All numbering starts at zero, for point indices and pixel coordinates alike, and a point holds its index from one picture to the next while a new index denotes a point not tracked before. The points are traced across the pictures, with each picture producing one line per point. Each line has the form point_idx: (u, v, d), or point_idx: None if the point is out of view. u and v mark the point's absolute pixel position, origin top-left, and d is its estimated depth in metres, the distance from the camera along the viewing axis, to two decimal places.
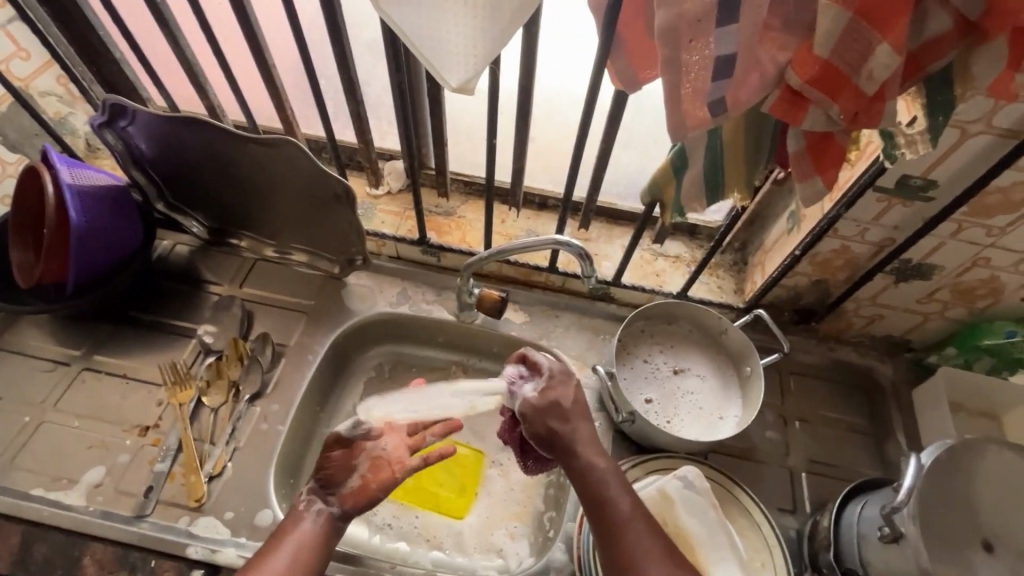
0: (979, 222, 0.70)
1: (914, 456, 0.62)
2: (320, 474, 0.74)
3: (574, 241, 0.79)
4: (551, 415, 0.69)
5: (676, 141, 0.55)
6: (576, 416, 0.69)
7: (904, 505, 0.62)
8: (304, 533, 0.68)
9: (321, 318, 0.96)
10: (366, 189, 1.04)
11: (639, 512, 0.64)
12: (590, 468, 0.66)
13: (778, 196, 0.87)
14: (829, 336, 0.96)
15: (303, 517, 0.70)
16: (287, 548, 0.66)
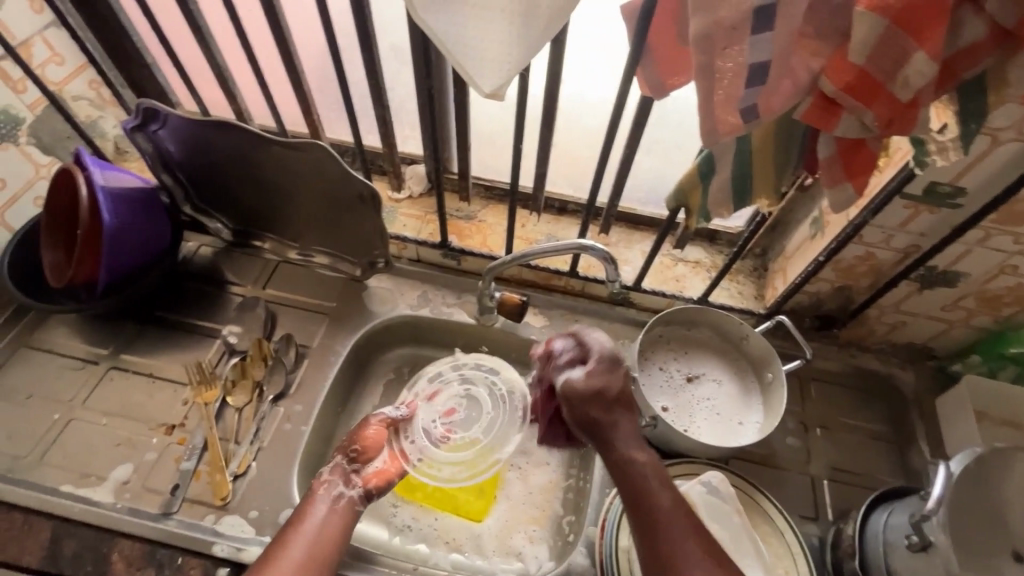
0: (1007, 229, 0.70)
1: (943, 464, 0.61)
2: (353, 450, 0.79)
3: (597, 244, 0.80)
4: (593, 405, 0.70)
5: (707, 147, 0.55)
6: (620, 408, 0.70)
7: (933, 513, 0.61)
8: (323, 519, 0.72)
9: (343, 320, 0.97)
10: (388, 193, 1.05)
11: (679, 509, 0.64)
12: (630, 460, 0.67)
13: (801, 202, 0.87)
14: (851, 343, 0.96)
15: (322, 503, 0.73)
16: (307, 535, 0.69)
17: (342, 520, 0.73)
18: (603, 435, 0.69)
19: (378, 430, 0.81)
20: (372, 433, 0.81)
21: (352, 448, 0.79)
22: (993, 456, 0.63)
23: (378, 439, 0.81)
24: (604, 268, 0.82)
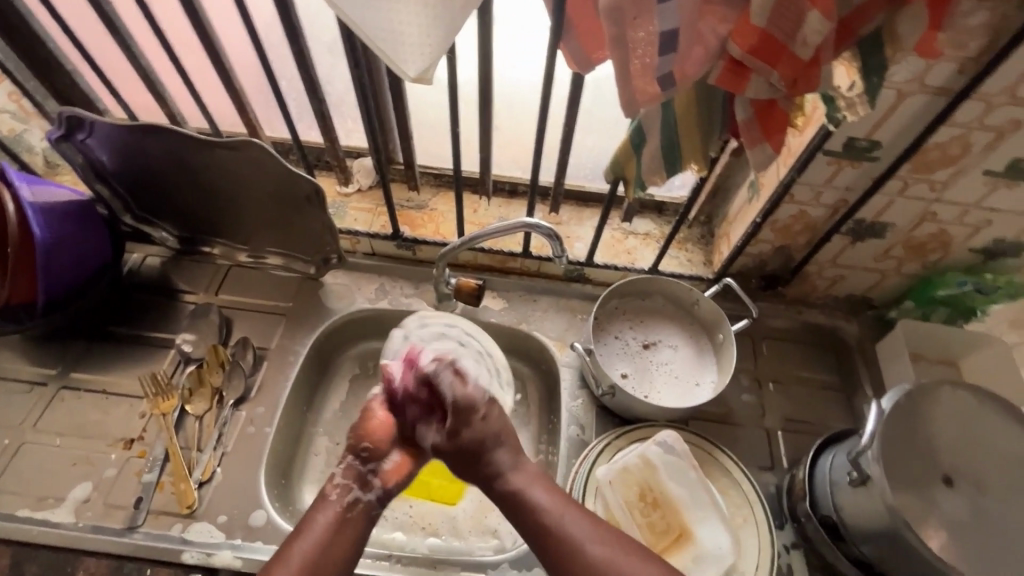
0: (923, 178, 0.74)
1: (875, 402, 0.66)
2: (364, 448, 0.73)
3: (543, 221, 0.81)
4: (465, 458, 0.72)
5: (630, 117, 0.57)
6: (495, 442, 0.71)
7: (868, 447, 0.65)
8: (331, 528, 0.64)
9: (300, 319, 0.97)
10: (336, 188, 1.04)
11: (558, 500, 0.66)
12: (533, 504, 0.65)
13: (737, 169, 0.90)
14: (796, 300, 1.01)
15: (331, 508, 0.66)
16: (313, 542, 0.62)
17: (352, 526, 0.65)
18: (482, 466, 0.70)
19: (383, 416, 0.76)
20: (377, 419, 0.76)
21: (364, 441, 0.74)
22: (918, 391, 0.68)
23: (387, 424, 0.76)
24: (552, 245, 0.83)
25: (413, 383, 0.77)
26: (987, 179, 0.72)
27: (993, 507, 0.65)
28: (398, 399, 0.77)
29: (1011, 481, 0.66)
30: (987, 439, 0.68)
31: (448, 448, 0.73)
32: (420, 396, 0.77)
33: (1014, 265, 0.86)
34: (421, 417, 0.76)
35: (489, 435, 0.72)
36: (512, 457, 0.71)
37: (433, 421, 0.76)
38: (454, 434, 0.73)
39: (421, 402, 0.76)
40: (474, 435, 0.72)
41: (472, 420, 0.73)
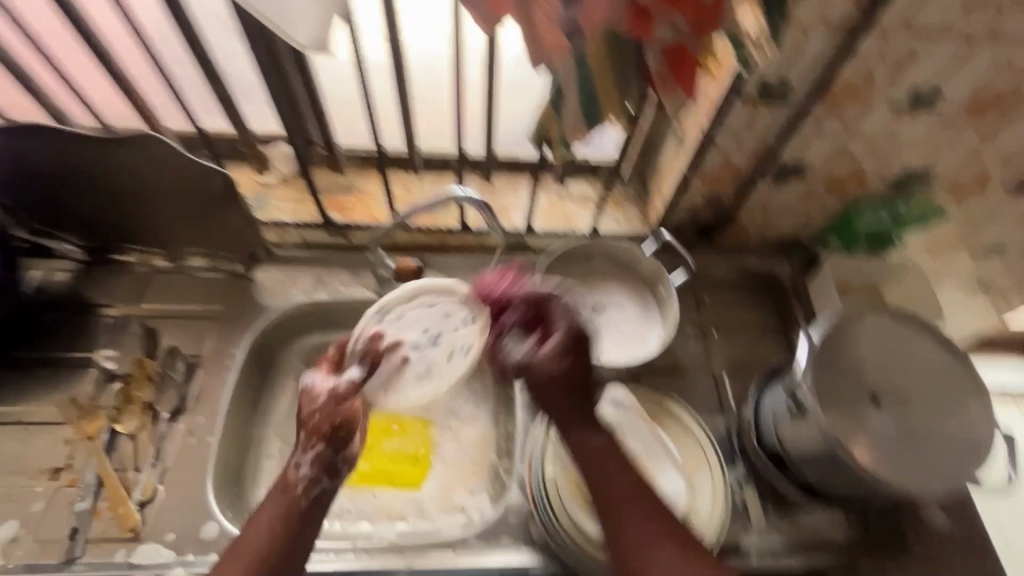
0: (834, 116, 0.76)
1: (805, 334, 0.71)
2: (337, 433, 0.71)
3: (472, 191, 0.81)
4: (546, 384, 0.73)
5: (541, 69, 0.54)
6: (584, 394, 0.73)
7: (801, 378, 0.69)
8: (281, 522, 0.66)
9: (234, 320, 0.92)
10: (254, 178, 0.97)
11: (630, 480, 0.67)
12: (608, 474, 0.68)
13: (663, 123, 0.90)
14: (733, 249, 1.03)
15: (288, 499, 0.67)
16: (264, 538, 0.65)
17: (307, 516, 0.67)
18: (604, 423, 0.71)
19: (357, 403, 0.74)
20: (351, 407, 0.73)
21: (330, 423, 0.71)
22: (841, 320, 0.72)
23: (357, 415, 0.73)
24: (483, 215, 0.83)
25: (523, 304, 0.78)
26: (893, 112, 0.76)
27: (921, 419, 0.69)
28: (495, 296, 0.81)
29: (935, 394, 0.70)
30: (910, 358, 0.72)
31: (542, 358, 0.73)
32: (528, 314, 0.78)
33: (924, 193, 0.91)
34: (517, 335, 0.77)
35: (579, 368, 0.73)
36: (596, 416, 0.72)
37: (513, 337, 0.78)
38: (529, 360, 0.74)
39: (523, 322, 0.78)
40: (585, 366, 0.74)
41: (541, 356, 0.74)
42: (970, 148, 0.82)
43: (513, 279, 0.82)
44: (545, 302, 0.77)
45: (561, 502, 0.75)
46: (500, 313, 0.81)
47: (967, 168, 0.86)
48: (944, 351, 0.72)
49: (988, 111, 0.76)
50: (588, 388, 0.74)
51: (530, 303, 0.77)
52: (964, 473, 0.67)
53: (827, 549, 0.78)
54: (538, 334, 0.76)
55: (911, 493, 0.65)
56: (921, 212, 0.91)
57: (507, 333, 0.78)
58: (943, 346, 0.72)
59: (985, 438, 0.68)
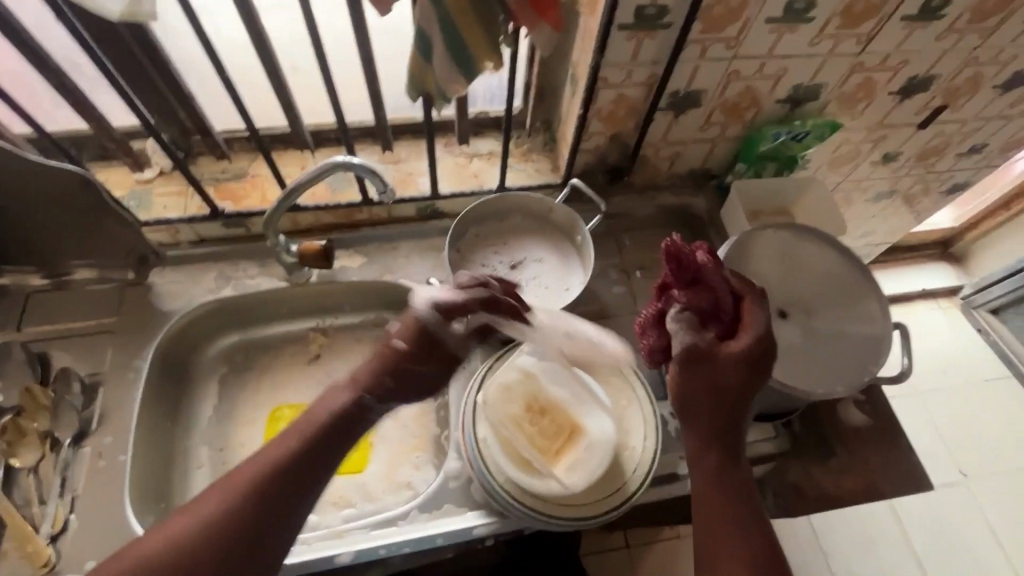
0: (716, 37, 0.75)
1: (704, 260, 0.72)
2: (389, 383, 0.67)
3: (360, 159, 0.74)
4: (708, 400, 0.61)
5: None
6: (733, 423, 0.61)
7: None
8: (279, 462, 0.59)
9: (132, 331, 0.86)
10: (130, 177, 0.90)
11: (744, 498, 0.58)
12: (720, 477, 0.59)
13: (556, 65, 0.88)
14: (646, 187, 1.04)
15: (326, 430, 0.63)
16: (265, 464, 0.59)
17: (304, 469, 0.60)
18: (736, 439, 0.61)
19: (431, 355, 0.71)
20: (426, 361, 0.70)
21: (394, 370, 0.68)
22: (744, 241, 0.73)
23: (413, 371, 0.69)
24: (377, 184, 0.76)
25: (722, 288, 0.64)
26: (772, 27, 0.75)
27: (824, 325, 0.71)
28: (693, 267, 0.65)
29: (835, 300, 0.72)
30: (809, 269, 0.74)
31: (719, 359, 0.61)
32: (714, 298, 0.65)
33: (817, 108, 0.93)
34: (686, 319, 0.64)
35: (742, 390, 0.61)
36: (736, 447, 0.61)
37: (682, 318, 0.64)
38: (712, 375, 0.61)
39: (701, 307, 0.64)
40: (749, 389, 0.61)
41: (730, 372, 0.61)
42: (852, 56, 0.83)
43: (705, 254, 0.67)
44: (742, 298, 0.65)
45: (493, 461, 0.73)
46: (673, 287, 0.67)
47: (852, 78, 0.88)
48: (841, 258, 0.74)
49: (862, 16, 0.77)
50: (736, 427, 0.61)
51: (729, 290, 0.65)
52: (866, 371, 0.68)
53: (758, 464, 0.79)
54: (716, 331, 0.64)
55: (817, 396, 0.65)
56: (816, 126, 0.93)
57: (672, 306, 0.66)
58: (839, 253, 0.74)
59: (884, 334, 0.69)
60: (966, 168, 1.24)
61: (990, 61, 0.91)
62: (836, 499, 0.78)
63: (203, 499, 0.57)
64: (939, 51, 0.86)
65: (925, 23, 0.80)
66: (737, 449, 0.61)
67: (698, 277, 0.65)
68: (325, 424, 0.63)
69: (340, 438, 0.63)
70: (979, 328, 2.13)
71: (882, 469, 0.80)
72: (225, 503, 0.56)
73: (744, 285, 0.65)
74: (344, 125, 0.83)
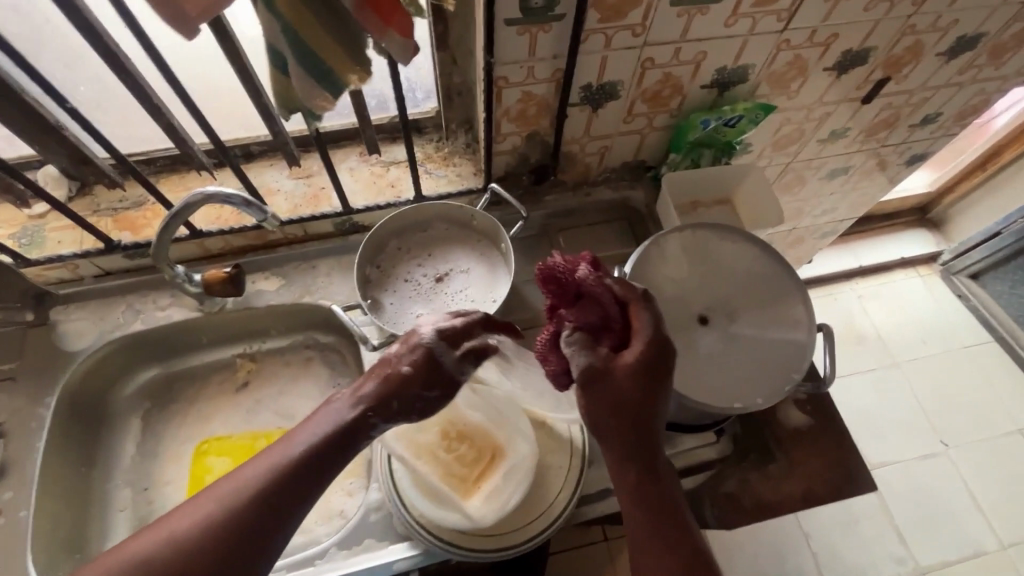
0: (618, 25, 0.69)
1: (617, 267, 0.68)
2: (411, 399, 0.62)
3: (231, 188, 0.68)
4: (614, 415, 0.55)
5: (193, 39, 0.43)
6: (645, 430, 0.55)
7: None
8: (258, 480, 0.55)
9: (33, 377, 0.82)
10: (23, 214, 0.85)
11: (668, 511, 0.54)
12: (642, 496, 0.54)
13: (462, 64, 0.82)
14: (580, 183, 0.99)
15: (321, 441, 0.58)
16: (245, 485, 0.55)
17: (289, 483, 0.56)
18: (653, 445, 0.56)
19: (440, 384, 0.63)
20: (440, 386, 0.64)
21: (411, 386, 0.62)
22: (663, 243, 0.69)
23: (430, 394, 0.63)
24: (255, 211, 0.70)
25: (607, 296, 0.59)
26: (678, 11, 0.69)
27: (746, 331, 0.66)
28: (569, 284, 0.60)
29: (760, 303, 0.68)
30: (733, 270, 0.69)
31: (617, 375, 0.55)
32: (602, 313, 0.59)
33: (748, 90, 0.87)
34: (579, 340, 0.58)
35: (647, 398, 0.55)
36: (654, 453, 0.56)
37: (573, 341, 0.58)
38: (611, 394, 0.55)
39: (591, 323, 0.59)
40: (655, 394, 0.55)
41: (629, 385, 0.55)
42: (774, 34, 0.77)
43: (589, 265, 0.62)
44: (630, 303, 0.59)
45: (404, 494, 0.70)
46: (560, 307, 0.61)
47: (780, 56, 0.82)
48: (766, 257, 0.69)
49: None
50: (650, 434, 0.56)
51: (616, 301, 0.59)
52: (789, 379, 0.64)
53: (695, 472, 0.76)
54: (609, 345, 0.58)
55: (734, 410, 0.62)
56: (748, 110, 0.87)
57: (563, 328, 0.60)
58: (765, 251, 0.69)
59: (808, 340, 0.65)
60: (923, 138, 1.18)
61: (929, 28, 0.84)
62: (775, 507, 0.74)
63: (220, 484, 0.56)
64: (870, 22, 0.80)
65: None
66: (657, 457, 0.56)
67: (583, 292, 0.59)
68: (325, 438, 0.58)
69: (338, 454, 0.59)
70: (959, 293, 2.08)
71: (823, 472, 0.76)
72: (203, 526, 0.53)
73: (628, 289, 0.60)
74: (220, 142, 0.74)
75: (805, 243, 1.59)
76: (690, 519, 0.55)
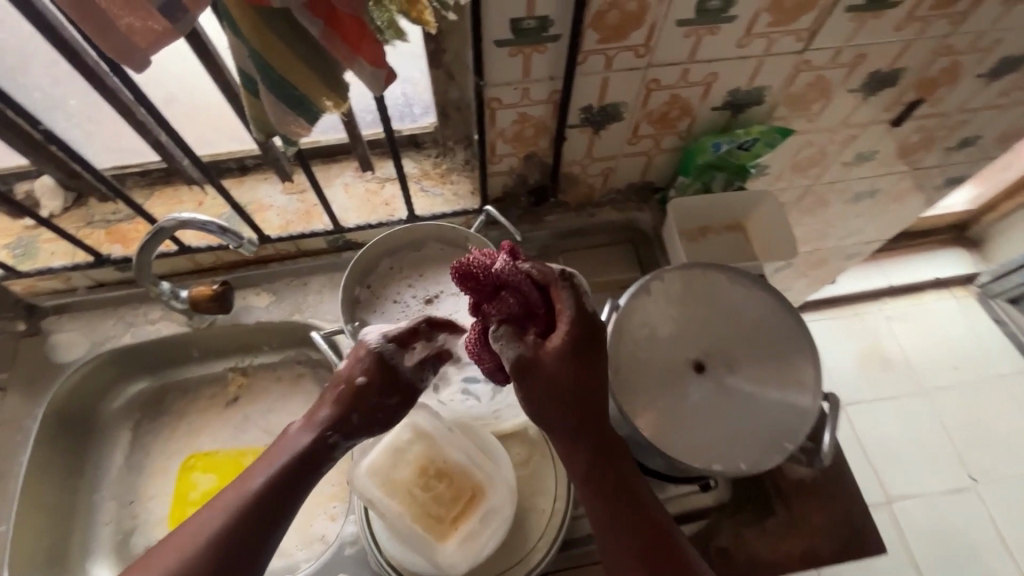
0: (620, 46, 0.64)
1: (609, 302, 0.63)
2: (365, 411, 0.64)
3: (207, 215, 0.67)
4: (556, 400, 0.56)
5: (146, 71, 0.41)
6: (588, 411, 0.57)
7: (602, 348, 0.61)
8: (218, 519, 0.56)
9: (21, 388, 0.82)
10: (18, 223, 0.85)
11: (617, 482, 0.57)
12: (591, 473, 0.57)
13: (458, 81, 0.79)
14: (584, 204, 0.94)
15: (281, 466, 0.59)
16: (206, 528, 0.55)
17: (253, 514, 0.57)
18: (598, 425, 0.58)
19: (395, 393, 0.65)
20: (395, 396, 0.65)
21: (364, 397, 0.64)
22: (667, 279, 0.64)
23: (387, 403, 0.65)
24: (230, 236, 0.68)
25: (527, 284, 0.56)
26: (686, 31, 0.64)
27: (743, 388, 0.61)
28: (488, 279, 0.55)
29: (764, 358, 0.62)
30: (739, 318, 0.64)
31: (548, 364, 0.55)
32: (524, 301, 0.56)
33: (764, 113, 0.81)
34: (506, 334, 0.56)
35: (585, 380, 0.56)
36: (599, 429, 0.58)
37: (501, 334, 0.56)
38: (549, 380, 0.55)
39: (514, 315, 0.56)
40: (592, 373, 0.56)
41: (564, 370, 0.55)
42: (793, 55, 0.71)
43: (508, 256, 0.57)
44: (550, 285, 0.57)
45: (375, 525, 0.69)
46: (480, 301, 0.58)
47: (800, 77, 0.76)
48: (779, 310, 0.63)
49: (797, 10, 0.65)
50: (594, 414, 0.58)
51: (537, 288, 0.57)
52: (780, 449, 0.58)
53: (688, 522, 0.72)
54: (536, 332, 0.57)
55: (711, 473, 0.56)
56: (763, 134, 0.81)
57: (488, 322, 0.58)
58: (780, 304, 0.63)
59: (811, 408, 0.59)
60: (960, 161, 1.10)
61: (968, 48, 0.77)
62: (772, 566, 0.69)
63: (190, 522, 0.57)
64: (901, 42, 0.73)
65: (877, 13, 0.68)
66: (601, 435, 0.58)
67: (503, 284, 0.55)
68: (286, 467, 0.60)
69: (301, 480, 0.60)
70: (997, 318, 1.95)
71: (827, 531, 0.71)
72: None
73: (545, 271, 0.57)
74: (192, 151, 0.73)
75: (828, 265, 1.51)
76: (640, 484, 0.59)
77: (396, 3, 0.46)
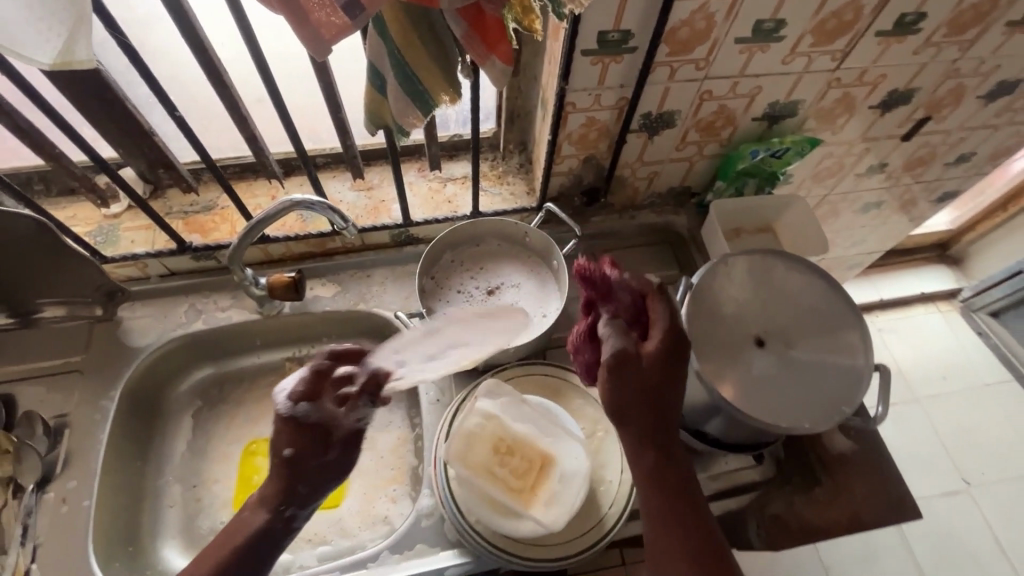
0: (685, 58, 0.73)
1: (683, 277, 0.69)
2: (311, 477, 0.64)
3: (314, 196, 0.74)
4: (636, 402, 0.59)
5: (324, 60, 0.48)
6: (660, 419, 0.60)
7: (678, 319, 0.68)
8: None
9: (97, 371, 0.84)
10: (98, 212, 0.89)
11: (678, 490, 0.59)
12: (657, 478, 0.59)
13: (525, 89, 0.87)
14: (627, 206, 1.02)
15: (252, 529, 0.63)
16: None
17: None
18: (669, 435, 0.60)
19: (335, 450, 0.65)
20: (333, 457, 0.65)
21: (306, 464, 0.64)
22: (732, 263, 0.72)
23: (334, 463, 0.65)
24: (332, 218, 0.76)
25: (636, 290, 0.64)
26: (741, 47, 0.73)
27: (804, 358, 0.68)
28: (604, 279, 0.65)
29: (820, 333, 0.70)
30: (794, 299, 0.71)
31: (643, 363, 0.59)
32: (630, 306, 0.64)
33: (796, 124, 0.91)
34: (614, 327, 0.62)
35: (665, 388, 0.59)
36: (667, 439, 0.60)
37: (609, 327, 0.62)
38: (635, 377, 0.59)
39: (623, 315, 0.64)
40: (672, 384, 0.60)
41: (652, 373, 0.59)
42: (827, 72, 0.81)
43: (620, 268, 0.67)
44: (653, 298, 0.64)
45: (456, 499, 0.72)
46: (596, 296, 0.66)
47: (830, 93, 0.86)
48: (831, 293, 0.71)
49: (835, 33, 0.75)
50: (667, 424, 0.60)
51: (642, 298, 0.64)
52: (838, 412, 0.65)
53: (742, 493, 0.78)
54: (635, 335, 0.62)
55: (782, 431, 0.62)
56: (795, 143, 0.90)
57: (601, 316, 0.64)
58: (832, 288, 0.71)
59: (863, 375, 0.67)
60: (956, 177, 1.21)
61: (971, 72, 0.88)
62: (823, 532, 0.75)
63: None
64: (918, 65, 0.84)
65: (901, 38, 0.78)
66: (673, 443, 0.61)
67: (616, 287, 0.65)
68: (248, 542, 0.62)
69: (263, 551, 0.63)
70: (979, 331, 2.06)
71: (867, 500, 0.77)
72: None
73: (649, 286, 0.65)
74: (305, 151, 0.77)
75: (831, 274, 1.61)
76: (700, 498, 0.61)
77: (513, 13, 0.51)
